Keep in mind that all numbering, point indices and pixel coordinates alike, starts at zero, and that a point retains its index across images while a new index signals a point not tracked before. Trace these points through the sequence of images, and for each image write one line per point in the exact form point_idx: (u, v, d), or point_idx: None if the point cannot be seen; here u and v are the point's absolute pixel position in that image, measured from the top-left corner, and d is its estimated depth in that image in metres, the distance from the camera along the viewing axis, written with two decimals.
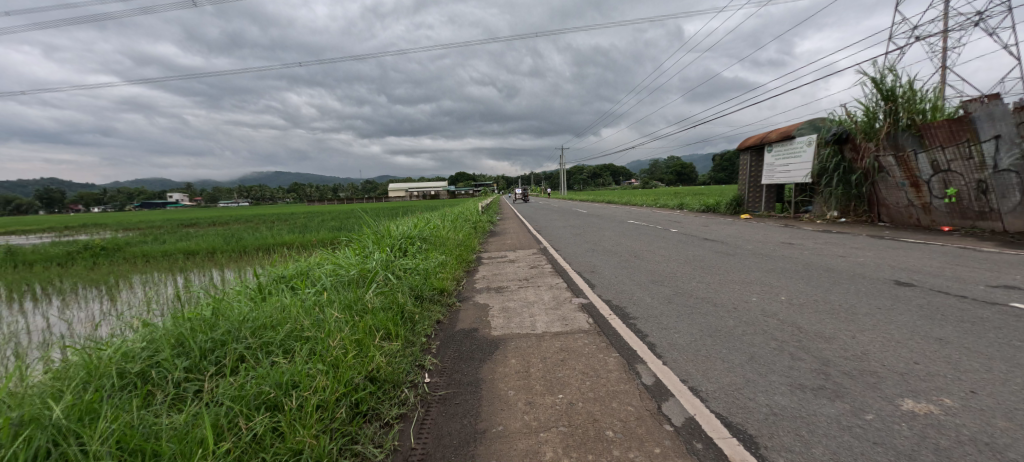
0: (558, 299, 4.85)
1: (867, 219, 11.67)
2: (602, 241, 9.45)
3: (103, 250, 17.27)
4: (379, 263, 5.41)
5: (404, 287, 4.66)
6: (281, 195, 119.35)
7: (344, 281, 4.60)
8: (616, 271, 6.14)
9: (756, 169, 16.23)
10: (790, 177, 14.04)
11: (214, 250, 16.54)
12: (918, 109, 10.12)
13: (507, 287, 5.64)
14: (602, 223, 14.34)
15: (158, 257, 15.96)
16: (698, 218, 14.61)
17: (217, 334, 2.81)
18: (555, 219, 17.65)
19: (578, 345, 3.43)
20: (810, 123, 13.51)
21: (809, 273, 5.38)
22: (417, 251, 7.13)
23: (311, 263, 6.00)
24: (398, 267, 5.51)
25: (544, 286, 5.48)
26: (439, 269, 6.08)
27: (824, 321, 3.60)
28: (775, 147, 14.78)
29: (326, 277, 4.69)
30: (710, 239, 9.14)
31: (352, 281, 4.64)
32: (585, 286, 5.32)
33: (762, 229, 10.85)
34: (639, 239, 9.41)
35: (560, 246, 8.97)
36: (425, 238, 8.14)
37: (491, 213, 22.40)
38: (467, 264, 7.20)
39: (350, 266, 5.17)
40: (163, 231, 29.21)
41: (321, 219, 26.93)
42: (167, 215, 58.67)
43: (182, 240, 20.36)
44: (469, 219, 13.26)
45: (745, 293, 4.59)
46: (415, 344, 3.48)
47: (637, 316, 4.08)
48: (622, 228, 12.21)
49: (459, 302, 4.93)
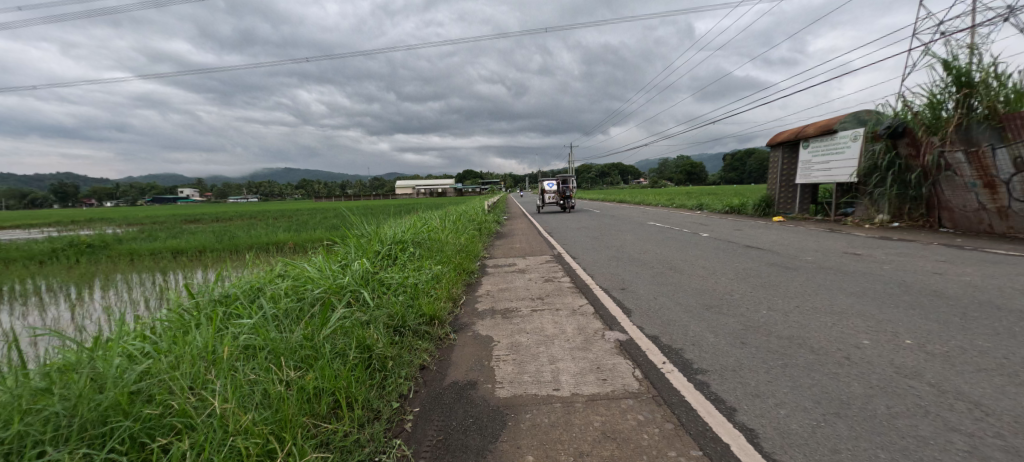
0: (585, 333, 3.63)
1: (924, 224, 10.23)
2: (626, 247, 8.23)
3: (89, 247, 16.42)
4: (352, 281, 4.22)
5: (379, 318, 3.47)
6: (289, 190, 119.44)
7: (299, 308, 3.47)
8: (653, 289, 4.92)
9: (789, 167, 14.81)
10: (831, 176, 12.61)
11: (205, 248, 15.59)
12: (1000, 97, 8.65)
13: (515, 311, 4.41)
14: (620, 225, 13.07)
15: (145, 255, 15.08)
16: (725, 220, 13.26)
17: (34, 423, 1.72)
18: (567, 220, 16.43)
19: (630, 426, 2.20)
20: (855, 116, 12.10)
21: (915, 299, 4.09)
22: (408, 260, 5.98)
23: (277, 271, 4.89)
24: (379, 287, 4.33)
25: (565, 312, 4.25)
26: (432, 285, 4.89)
27: (1010, 391, 2.33)
28: (813, 142, 13.34)
29: (277, 302, 3.53)
30: (754, 246, 7.79)
31: (312, 310, 3.48)
32: (619, 313, 4.09)
33: (806, 234, 9.54)
34: (668, 246, 8.16)
35: (578, 253, 7.82)
36: (421, 243, 6.98)
37: (498, 212, 21.22)
38: (468, 277, 5.95)
39: (314, 285, 4.00)
40: (160, 227, 28.45)
41: (322, 216, 26.07)
42: (172, 211, 58.58)
43: (177, 237, 19.58)
44: (473, 219, 12.01)
45: (847, 330, 3.34)
46: (378, 420, 2.29)
47: (706, 368, 2.85)
48: (643, 231, 10.97)
49: (454, 334, 3.75)
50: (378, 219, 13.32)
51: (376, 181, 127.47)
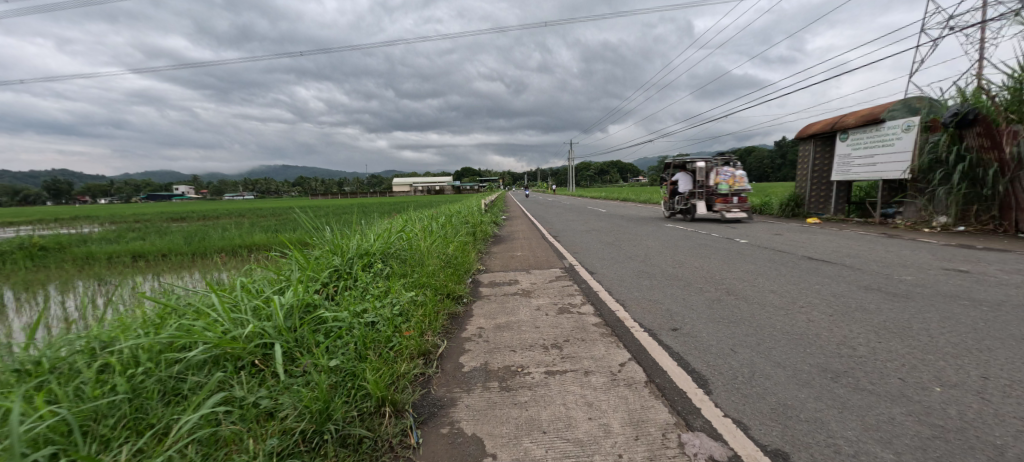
0: (646, 437, 2.05)
1: (993, 229, 8.70)
2: (653, 258, 6.68)
3: (40, 250, 14.70)
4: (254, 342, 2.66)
5: (270, 434, 1.90)
6: (285, 188, 117.79)
7: (126, 425, 1.96)
8: (721, 333, 3.35)
9: (820, 163, 13.27)
10: (877, 172, 11.12)
11: (168, 252, 13.90)
12: None
13: (522, 374, 2.81)
14: (633, 227, 11.54)
15: (99, 260, 13.35)
16: (754, 222, 11.69)
17: None
18: (572, 220, 14.88)
19: None
20: (905, 104, 10.71)
21: None
22: (370, 282, 4.40)
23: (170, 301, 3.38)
24: (301, 348, 2.77)
25: (600, 380, 2.67)
26: (395, 328, 3.30)
27: None
28: (853, 134, 11.85)
29: (94, 401, 2.02)
30: (817, 257, 6.20)
31: (146, 428, 1.94)
32: (690, 387, 2.51)
33: (862, 240, 8.06)
34: (705, 256, 6.63)
35: (596, 266, 6.28)
36: (394, 256, 5.40)
37: (495, 212, 19.54)
38: (454, 305, 4.36)
39: (188, 352, 2.46)
40: (136, 226, 26.68)
41: (308, 216, 24.41)
42: (159, 209, 56.85)
43: (148, 237, 18.07)
44: (465, 220, 10.40)
45: None
46: None
47: None
48: (665, 234, 9.42)
49: (417, 434, 2.15)
50: (359, 221, 11.75)
51: (373, 179, 125.58)
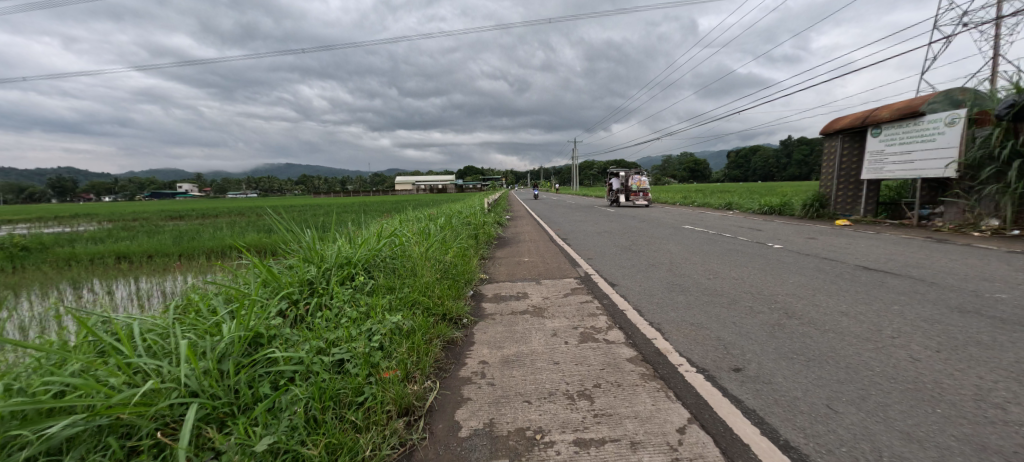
0: None
1: None
2: (680, 266, 5.86)
3: (22, 250, 13.99)
4: (159, 404, 1.87)
5: None
6: (288, 186, 117.49)
7: None
8: (803, 379, 2.51)
9: (847, 161, 12.40)
10: (915, 170, 10.26)
11: (156, 253, 13.21)
12: None
13: (542, 445, 2.00)
14: (648, 228, 10.72)
15: (83, 261, 12.67)
16: (778, 224, 10.86)
17: None
18: (581, 221, 14.04)
19: None
20: (946, 94, 9.82)
21: None
22: (349, 300, 3.60)
23: (79, 331, 2.62)
24: (231, 411, 1.96)
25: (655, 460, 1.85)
26: (370, 369, 2.49)
27: None
28: (885, 129, 10.98)
29: None
30: (873, 267, 5.36)
31: None
32: None
33: (909, 245, 7.22)
34: (739, 264, 5.81)
35: (616, 275, 5.49)
36: (383, 266, 4.60)
37: (498, 211, 18.70)
38: (450, 329, 3.55)
39: (47, 428, 1.67)
40: (130, 224, 26.02)
41: (307, 214, 23.68)
42: (158, 207, 56.44)
43: (138, 237, 17.41)
44: (466, 221, 9.61)
45: None
46: None
47: None
48: (686, 237, 8.59)
49: None
50: (354, 222, 11.00)
51: (375, 177, 125.18)
